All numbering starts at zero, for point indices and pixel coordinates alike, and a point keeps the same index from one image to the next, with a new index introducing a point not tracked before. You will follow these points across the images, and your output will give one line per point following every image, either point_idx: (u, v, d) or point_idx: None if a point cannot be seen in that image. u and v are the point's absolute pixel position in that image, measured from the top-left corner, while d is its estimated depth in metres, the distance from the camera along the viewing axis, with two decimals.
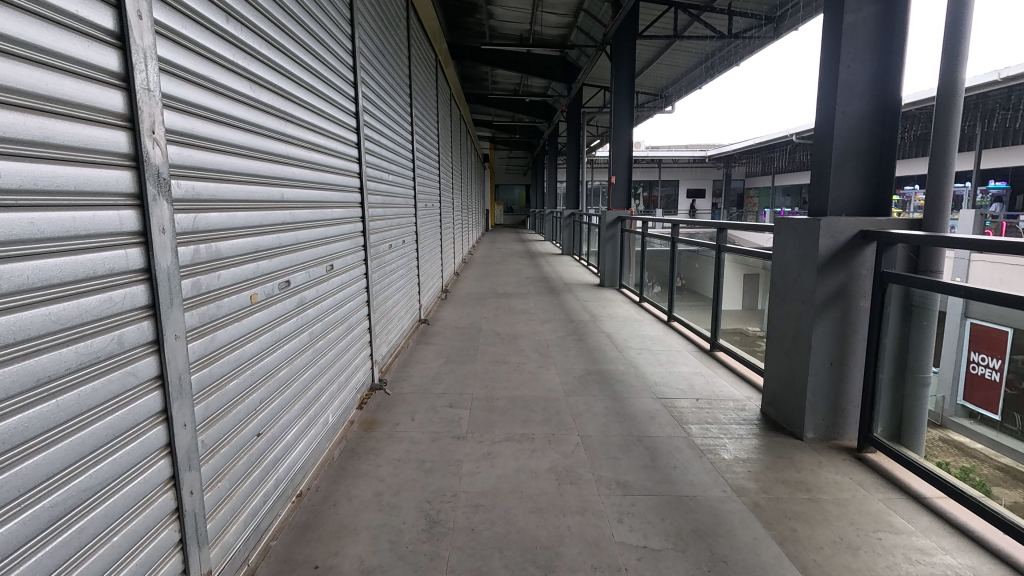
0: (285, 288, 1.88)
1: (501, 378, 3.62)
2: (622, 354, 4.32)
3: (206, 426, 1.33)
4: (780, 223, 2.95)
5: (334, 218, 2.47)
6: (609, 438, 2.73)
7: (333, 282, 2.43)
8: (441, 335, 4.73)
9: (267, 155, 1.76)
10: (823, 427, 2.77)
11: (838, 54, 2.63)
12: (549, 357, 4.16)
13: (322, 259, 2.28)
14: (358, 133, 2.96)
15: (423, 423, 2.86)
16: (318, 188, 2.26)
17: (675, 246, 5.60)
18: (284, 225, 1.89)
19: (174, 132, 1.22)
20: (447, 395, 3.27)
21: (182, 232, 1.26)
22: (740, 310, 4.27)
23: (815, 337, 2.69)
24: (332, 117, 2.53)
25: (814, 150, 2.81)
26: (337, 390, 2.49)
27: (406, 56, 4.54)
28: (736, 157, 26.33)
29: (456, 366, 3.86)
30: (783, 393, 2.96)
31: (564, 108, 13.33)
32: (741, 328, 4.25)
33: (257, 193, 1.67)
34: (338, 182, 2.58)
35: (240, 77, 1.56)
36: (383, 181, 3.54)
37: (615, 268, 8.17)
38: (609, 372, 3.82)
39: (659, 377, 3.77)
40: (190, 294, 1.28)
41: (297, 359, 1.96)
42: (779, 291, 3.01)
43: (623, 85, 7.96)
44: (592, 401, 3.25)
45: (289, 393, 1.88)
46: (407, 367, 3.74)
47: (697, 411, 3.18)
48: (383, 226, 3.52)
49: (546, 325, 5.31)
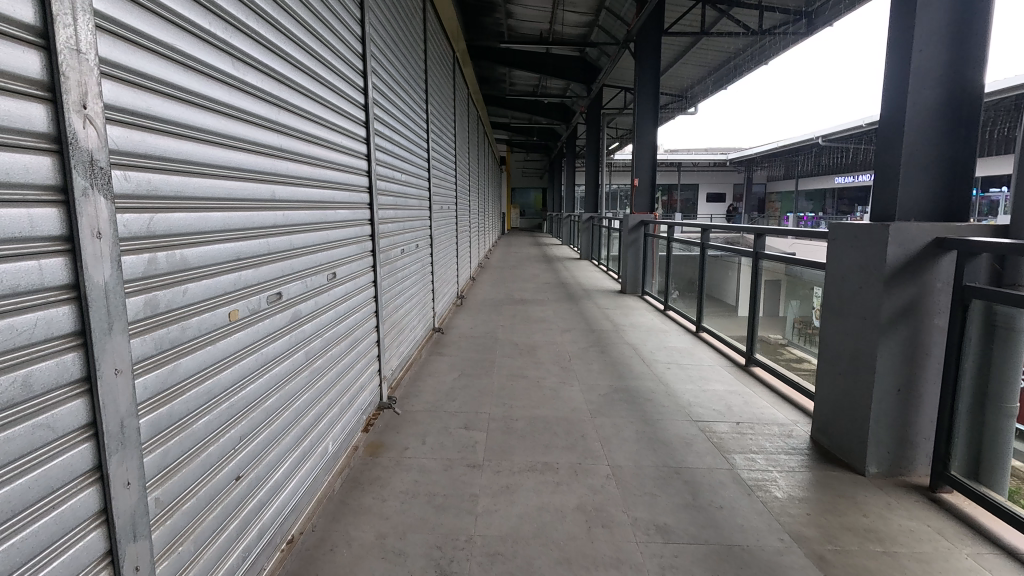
0: (275, 301, 1.61)
1: (520, 396, 3.33)
2: (650, 370, 4.00)
3: (163, 479, 1.07)
4: (838, 229, 2.62)
5: (338, 220, 2.21)
6: (643, 470, 2.43)
7: (336, 293, 2.16)
8: (455, 345, 4.45)
9: (256, 147, 1.50)
10: (887, 461, 2.43)
11: (910, 38, 2.30)
12: (570, 372, 3.85)
13: (323, 267, 2.01)
14: (367, 127, 2.70)
15: (434, 448, 2.58)
16: (319, 187, 2.00)
17: (706, 253, 5.26)
18: (277, 227, 1.63)
19: (117, 110, 0.95)
20: (461, 415, 2.99)
21: (132, 235, 1.00)
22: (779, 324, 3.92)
23: (880, 358, 2.36)
24: (337, 108, 2.26)
25: (878, 147, 2.49)
26: (339, 413, 2.22)
27: (422, 50, 4.29)
28: (757, 161, 25.75)
29: (471, 381, 3.57)
30: (838, 420, 2.63)
31: (584, 110, 13.01)
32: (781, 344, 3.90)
33: (240, 190, 1.41)
34: (344, 182, 2.31)
35: (220, 52, 1.30)
36: (395, 182, 3.28)
37: (637, 274, 7.84)
38: (637, 390, 3.51)
39: (693, 397, 3.44)
40: (142, 314, 1.01)
41: (290, 384, 1.69)
42: (834, 305, 2.68)
43: (647, 84, 7.65)
44: (621, 424, 2.94)
45: (279, 423, 1.61)
46: (418, 382, 3.47)
47: (739, 437, 2.86)
48: (395, 231, 3.26)
49: (567, 335, 5.01)
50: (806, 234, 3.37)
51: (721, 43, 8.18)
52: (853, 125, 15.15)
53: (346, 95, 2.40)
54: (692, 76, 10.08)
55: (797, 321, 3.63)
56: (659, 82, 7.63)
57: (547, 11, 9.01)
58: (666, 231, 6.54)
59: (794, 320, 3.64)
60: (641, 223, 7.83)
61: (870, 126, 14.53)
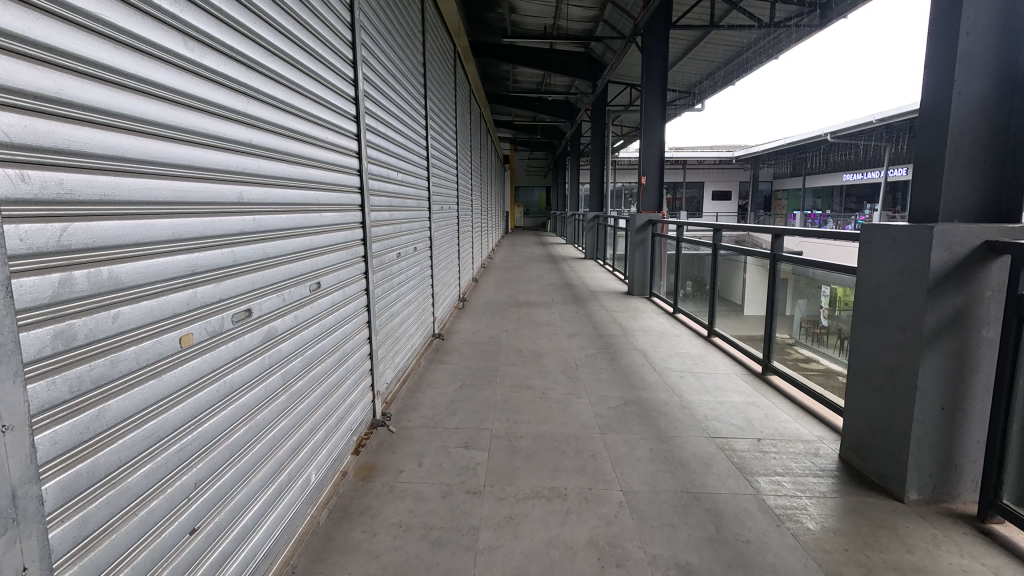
0: (244, 319, 1.41)
1: (524, 410, 3.11)
2: (662, 379, 3.77)
3: (82, 551, 0.86)
4: (872, 231, 2.40)
5: (323, 224, 2.00)
6: (659, 497, 2.21)
7: (321, 305, 1.95)
8: (456, 353, 4.24)
9: (214, 140, 1.30)
10: (929, 487, 2.21)
11: (957, 21, 2.07)
12: (577, 382, 3.63)
13: (303, 277, 1.80)
14: (359, 122, 2.49)
15: (431, 471, 2.37)
16: (297, 188, 1.79)
17: (718, 253, 5.04)
18: (244, 234, 1.42)
19: (3, 90, 0.75)
20: (461, 432, 2.78)
21: (35, 251, 0.79)
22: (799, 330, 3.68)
23: (922, 374, 2.14)
24: (320, 100, 2.05)
25: (919, 141, 2.27)
26: (325, 438, 2.02)
27: (420, 42, 4.08)
28: (764, 158, 25.48)
29: (472, 394, 3.36)
30: (873, 440, 2.41)
31: (589, 107, 12.76)
32: (801, 353, 3.66)
33: (194, 192, 1.20)
34: (329, 181, 2.10)
35: (162, 25, 1.10)
36: (390, 182, 3.07)
37: (644, 275, 7.61)
38: (649, 403, 3.28)
39: (709, 410, 3.21)
40: (48, 350, 0.81)
41: (262, 413, 1.49)
42: (868, 314, 2.46)
43: (655, 79, 7.42)
44: (634, 444, 2.72)
45: (248, 460, 1.41)
46: (415, 394, 3.26)
47: (761, 456, 2.63)
48: (390, 233, 3.05)
49: (573, 341, 4.78)
50: (831, 235, 3.11)
51: (731, 36, 7.92)
52: (862, 121, 14.86)
53: (333, 87, 2.19)
54: (701, 71, 9.80)
55: (804, 320, 3.60)
56: (667, 76, 7.39)
57: (551, 4, 8.77)
58: (675, 231, 6.29)
59: (800, 319, 3.59)
60: (649, 222, 7.60)
61: (880, 122, 14.25)
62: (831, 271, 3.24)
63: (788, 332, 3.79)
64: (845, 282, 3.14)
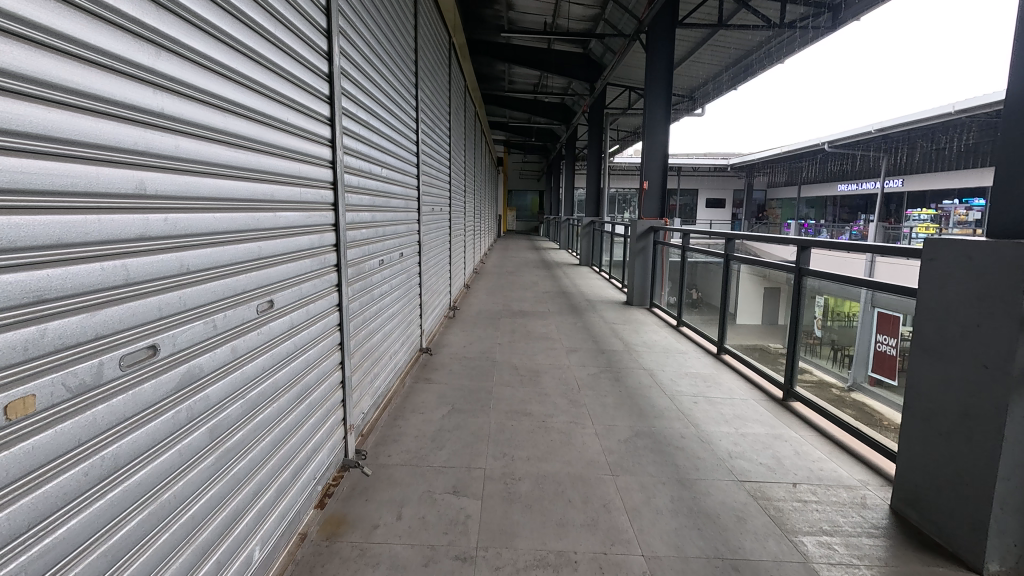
0: (144, 361, 0.98)
1: (523, 443, 2.71)
2: (674, 405, 3.38)
3: None
4: (940, 248, 2.04)
5: (280, 227, 1.58)
6: (690, 565, 1.83)
7: (274, 329, 1.53)
8: (445, 370, 3.83)
9: (95, 103, 0.88)
10: (1011, 556, 1.85)
11: None
12: (581, 409, 3.22)
13: (247, 294, 1.38)
14: (335, 105, 2.07)
15: (413, 527, 1.96)
16: (241, 176, 1.36)
17: (730, 265, 4.66)
18: (149, 238, 1.00)
19: None
20: (449, 474, 2.37)
21: None
22: (825, 353, 3.33)
23: (1009, 423, 1.77)
24: (284, 71, 1.63)
25: (1005, 143, 1.89)
26: (278, 496, 1.59)
27: (412, 24, 3.67)
28: (759, 167, 25.27)
29: (462, 422, 2.94)
30: (938, 495, 2.04)
31: (586, 109, 12.37)
32: (826, 378, 3.33)
33: (36, 175, 0.77)
34: (291, 173, 1.67)
35: None
36: (372, 178, 2.65)
37: (645, 285, 7.25)
38: (664, 436, 2.89)
39: (732, 446, 2.83)
40: None
41: (173, 489, 1.07)
42: (933, 346, 2.08)
43: (660, 79, 7.05)
44: (653, 491, 2.32)
45: (144, 565, 0.98)
46: (398, 424, 2.85)
47: (801, 508, 2.24)
48: (372, 238, 2.63)
49: (572, 358, 4.38)
50: (871, 250, 2.88)
51: (737, 37, 7.59)
52: (860, 131, 14.70)
53: (303, 58, 1.77)
54: (703, 74, 9.48)
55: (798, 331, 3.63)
56: (672, 76, 7.03)
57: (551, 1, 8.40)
58: (680, 239, 5.95)
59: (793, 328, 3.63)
60: (650, 229, 7.24)
61: (878, 132, 14.09)
62: (825, 280, 3.30)
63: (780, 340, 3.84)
64: (837, 291, 3.23)
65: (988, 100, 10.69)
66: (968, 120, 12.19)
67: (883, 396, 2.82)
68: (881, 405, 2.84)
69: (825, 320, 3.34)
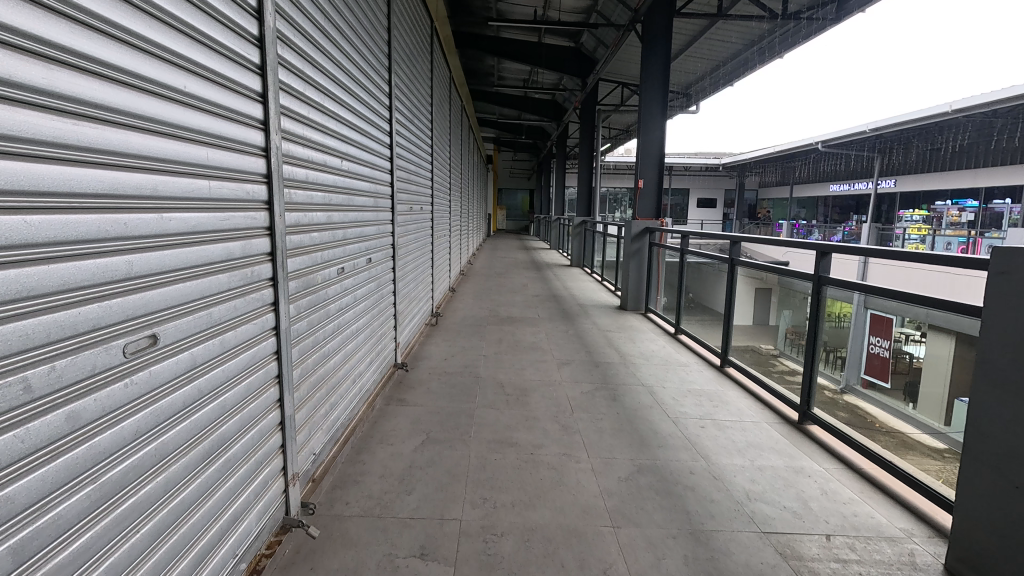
0: None
1: (507, 484, 2.30)
2: (680, 431, 3.00)
3: None
4: (1017, 259, 1.66)
5: (169, 231, 1.15)
6: None
7: (160, 374, 1.11)
8: (422, 389, 3.41)
9: None
10: None
11: None
12: (575, 437, 2.83)
13: (98, 333, 0.94)
14: (272, 77, 1.64)
15: None
16: (83, 159, 0.92)
17: (734, 270, 4.30)
18: None
19: None
20: (417, 529, 1.96)
21: None
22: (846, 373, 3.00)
23: None
24: (184, 21, 1.20)
25: None
26: None
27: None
28: (752, 167, 25.05)
29: (437, 456, 2.53)
30: (1014, 563, 1.66)
31: (579, 106, 11.95)
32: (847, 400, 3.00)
33: None
34: (191, 159, 1.24)
35: None
36: (329, 172, 2.23)
37: (640, 289, 6.87)
38: (672, 473, 2.49)
39: (750, 484, 2.44)
40: None
41: None
42: (1007, 379, 1.70)
43: (657, 71, 6.65)
44: (663, 549, 1.93)
45: None
46: (361, 461, 2.42)
47: (841, 572, 1.86)
48: (328, 243, 2.21)
49: (565, 372, 3.98)
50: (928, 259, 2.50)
51: (736, 28, 7.23)
52: (855, 130, 14.42)
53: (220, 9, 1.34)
54: (699, 68, 9.11)
55: (789, 331, 3.58)
56: (668, 70, 6.65)
57: None
58: (678, 240, 5.57)
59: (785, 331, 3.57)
60: (646, 230, 6.84)
61: (872, 132, 13.84)
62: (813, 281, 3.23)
63: (774, 343, 3.78)
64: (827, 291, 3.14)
65: (986, 99, 10.42)
66: (964, 120, 11.95)
67: (877, 398, 2.83)
68: (872, 409, 2.86)
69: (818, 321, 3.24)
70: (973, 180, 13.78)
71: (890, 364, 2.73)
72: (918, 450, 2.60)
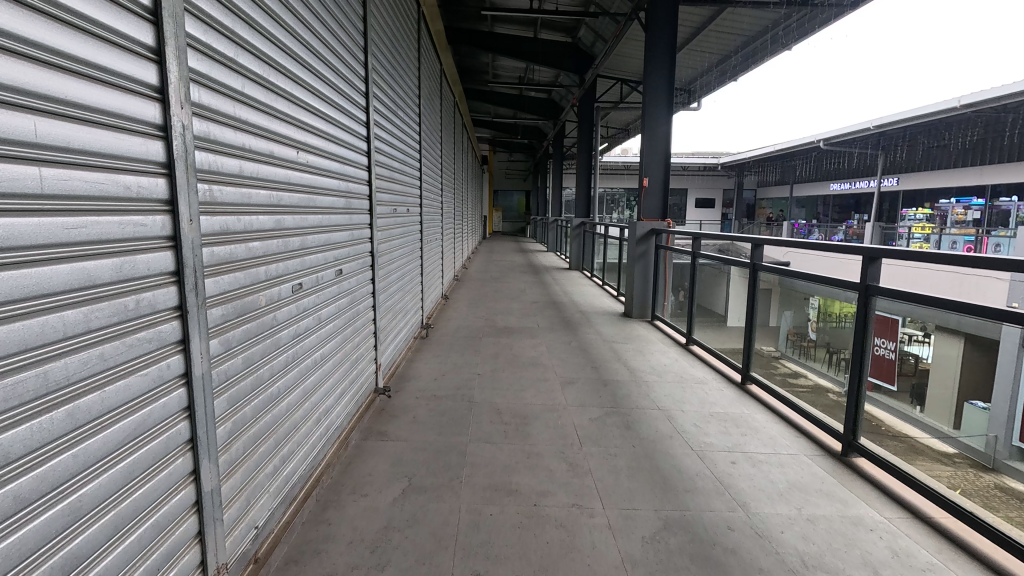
0: None
1: (505, 553, 1.84)
2: (708, 470, 2.55)
3: None
4: None
5: None
6: None
7: None
8: (406, 419, 2.95)
9: None
10: None
11: None
12: (586, 481, 2.37)
13: None
14: (176, 26, 1.17)
15: None
16: None
17: (755, 272, 3.77)
18: None
19: None
20: None
21: None
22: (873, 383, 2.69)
23: None
24: None
25: None
26: None
27: None
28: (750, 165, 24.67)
29: (419, 512, 2.07)
30: None
31: (576, 102, 11.49)
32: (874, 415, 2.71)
33: None
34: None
35: None
36: (276, 165, 1.75)
37: (645, 294, 6.43)
38: (706, 531, 2.04)
39: (804, 545, 1.99)
40: None
41: None
42: None
43: (662, 61, 6.19)
44: None
45: None
46: (323, 524, 1.96)
47: None
48: (276, 253, 1.74)
49: (569, 393, 3.53)
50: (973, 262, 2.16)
51: (746, 16, 6.77)
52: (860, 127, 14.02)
53: None
54: (704, 60, 8.68)
55: (791, 333, 3.50)
56: (674, 63, 6.24)
57: None
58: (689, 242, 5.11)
59: (787, 332, 3.50)
60: (652, 231, 6.37)
61: (877, 129, 13.44)
62: (818, 281, 3.10)
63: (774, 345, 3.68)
64: (830, 293, 3.02)
65: (996, 93, 10.07)
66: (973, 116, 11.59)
67: (882, 400, 2.64)
68: (882, 412, 2.67)
69: (820, 322, 3.15)
70: (979, 177, 13.45)
71: (894, 365, 2.57)
72: (981, 480, 2.29)
